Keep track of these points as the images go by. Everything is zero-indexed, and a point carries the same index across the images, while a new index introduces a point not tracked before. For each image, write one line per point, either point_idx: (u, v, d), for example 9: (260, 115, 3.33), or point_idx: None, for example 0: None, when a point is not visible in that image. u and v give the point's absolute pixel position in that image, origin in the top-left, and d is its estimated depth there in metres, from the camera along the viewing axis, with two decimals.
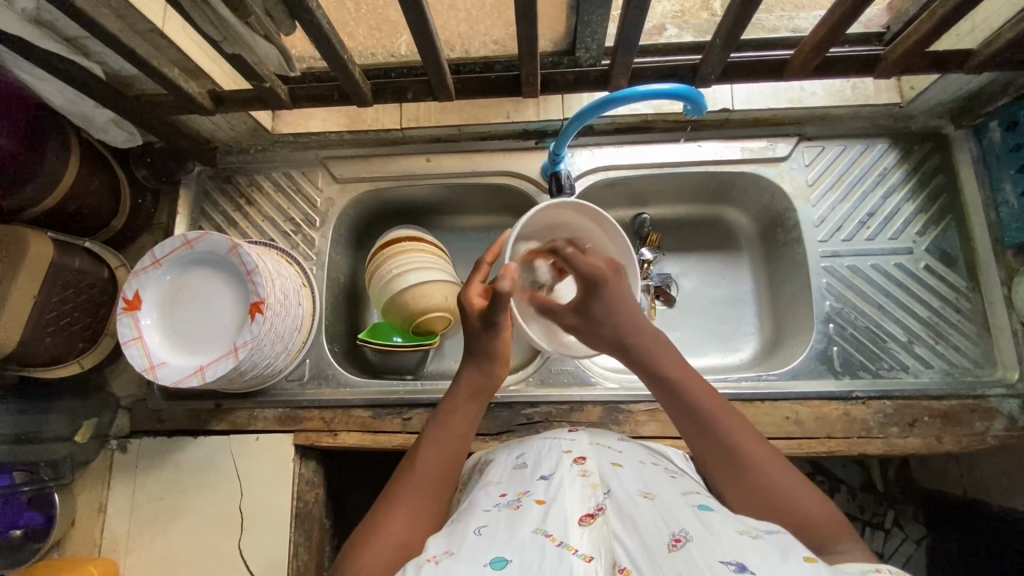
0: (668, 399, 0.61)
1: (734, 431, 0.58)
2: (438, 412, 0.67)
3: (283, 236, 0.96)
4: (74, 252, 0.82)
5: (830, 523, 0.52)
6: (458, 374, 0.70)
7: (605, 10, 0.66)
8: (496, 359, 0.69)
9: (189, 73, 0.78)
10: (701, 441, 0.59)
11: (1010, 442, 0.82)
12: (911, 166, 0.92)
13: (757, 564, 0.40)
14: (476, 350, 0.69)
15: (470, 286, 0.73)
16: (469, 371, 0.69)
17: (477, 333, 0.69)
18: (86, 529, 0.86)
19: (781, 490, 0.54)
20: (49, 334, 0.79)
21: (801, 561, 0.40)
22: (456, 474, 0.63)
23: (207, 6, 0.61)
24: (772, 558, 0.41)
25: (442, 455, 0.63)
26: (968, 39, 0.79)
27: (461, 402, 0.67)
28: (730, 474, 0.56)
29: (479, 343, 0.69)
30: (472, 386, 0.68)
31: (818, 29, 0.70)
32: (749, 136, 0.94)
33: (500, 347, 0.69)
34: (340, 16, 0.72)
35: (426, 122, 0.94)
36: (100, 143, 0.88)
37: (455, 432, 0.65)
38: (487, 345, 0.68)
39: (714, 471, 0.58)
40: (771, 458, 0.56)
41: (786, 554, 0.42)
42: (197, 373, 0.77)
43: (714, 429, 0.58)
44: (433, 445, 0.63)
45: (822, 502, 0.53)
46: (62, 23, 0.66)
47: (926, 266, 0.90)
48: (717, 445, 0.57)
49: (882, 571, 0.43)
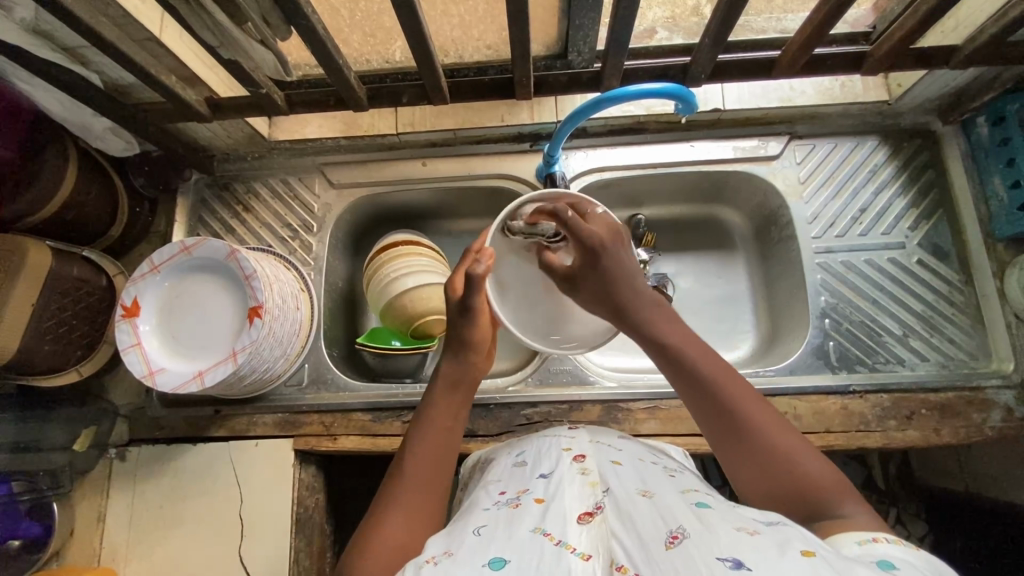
0: (674, 375, 0.62)
1: (742, 404, 0.58)
2: (420, 408, 0.67)
3: (281, 242, 0.96)
4: (73, 260, 0.82)
5: (835, 493, 0.52)
6: (438, 368, 0.70)
7: (596, 13, 0.67)
8: (471, 348, 0.71)
9: (186, 80, 0.78)
10: (706, 413, 0.59)
11: (1009, 434, 0.82)
12: (900, 162, 0.93)
13: (754, 560, 0.40)
14: (454, 339, 0.71)
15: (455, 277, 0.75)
16: (449, 363, 0.70)
17: (454, 322, 0.71)
18: (84, 539, 0.86)
19: (785, 461, 0.54)
20: (48, 341, 0.79)
21: (797, 555, 0.40)
22: (449, 475, 0.63)
23: (205, 12, 0.62)
24: (770, 553, 0.41)
25: (433, 455, 0.63)
26: (953, 36, 0.80)
27: (446, 400, 0.68)
28: (744, 453, 0.56)
29: (457, 333, 0.71)
30: (451, 377, 0.69)
31: (804, 28, 0.71)
32: (740, 136, 0.95)
33: (477, 337, 0.71)
34: (335, 23, 0.73)
35: (421, 127, 0.95)
36: (99, 152, 0.89)
37: (439, 425, 0.65)
38: (462, 333, 0.70)
39: (729, 455, 0.57)
40: (777, 425, 0.57)
41: (783, 548, 0.41)
42: (197, 378, 0.78)
43: (722, 399, 0.58)
44: (424, 446, 0.63)
45: (827, 469, 0.53)
46: (61, 33, 0.67)
47: (919, 260, 0.90)
48: (723, 412, 0.58)
49: (881, 541, 0.45)
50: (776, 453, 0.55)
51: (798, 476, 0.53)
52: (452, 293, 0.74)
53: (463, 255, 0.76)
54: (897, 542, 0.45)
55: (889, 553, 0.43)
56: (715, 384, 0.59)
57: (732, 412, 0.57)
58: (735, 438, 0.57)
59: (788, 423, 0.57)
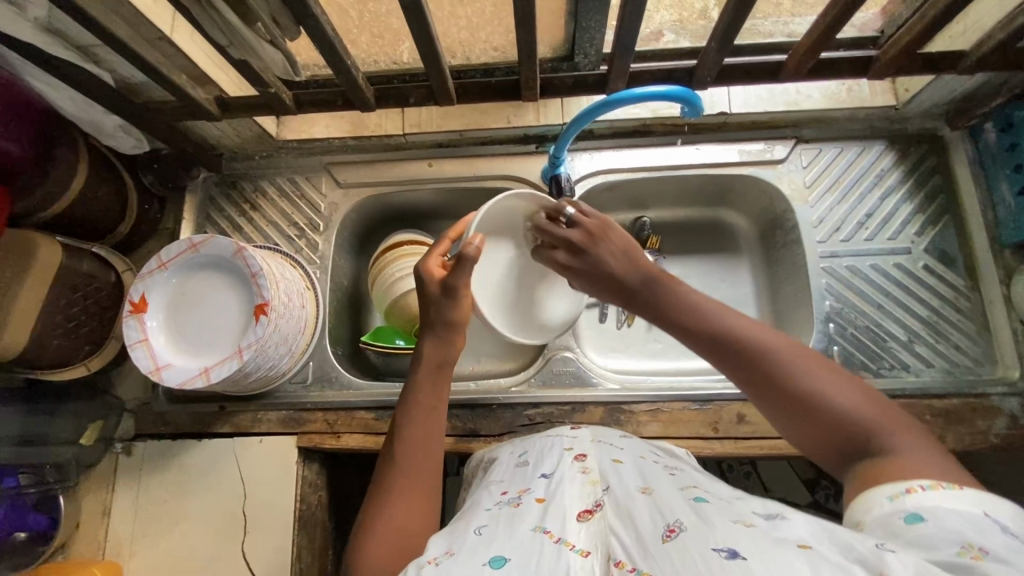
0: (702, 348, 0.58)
1: (778, 358, 0.53)
2: (404, 395, 0.66)
3: (287, 240, 0.97)
4: (82, 255, 0.83)
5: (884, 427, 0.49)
6: (420, 351, 0.67)
7: (603, 16, 0.68)
8: (456, 329, 0.68)
9: (196, 79, 0.79)
10: (744, 379, 0.55)
11: (1013, 441, 0.81)
12: (908, 167, 0.93)
13: (750, 550, 0.39)
14: (437, 320, 0.67)
15: (431, 257, 0.71)
16: (431, 344, 0.67)
17: (434, 302, 0.68)
18: (90, 532, 0.86)
19: (832, 413, 0.50)
20: (57, 336, 0.80)
21: (794, 549, 0.39)
22: (439, 452, 0.63)
23: (216, 12, 0.62)
24: (764, 545, 0.40)
25: (423, 445, 0.62)
26: (960, 41, 0.81)
27: (432, 382, 0.66)
28: (795, 417, 0.52)
29: (437, 311, 0.67)
30: (435, 361, 0.67)
31: (810, 32, 0.71)
32: (747, 140, 0.95)
33: (458, 317, 0.67)
34: (343, 23, 0.74)
35: (428, 127, 0.96)
36: (109, 149, 0.90)
37: (426, 411, 0.64)
38: (445, 314, 0.67)
39: (779, 420, 0.54)
40: (811, 368, 0.53)
41: (780, 542, 0.40)
42: (202, 374, 0.78)
43: (754, 364, 0.54)
44: (414, 428, 0.63)
45: (872, 404, 0.50)
46: (73, 31, 0.67)
47: (925, 265, 0.90)
48: (761, 380, 0.54)
49: (913, 491, 0.43)
50: (826, 402, 0.51)
51: (850, 423, 0.49)
52: (428, 276, 0.69)
53: (436, 240, 0.74)
54: (934, 488, 0.43)
55: (923, 505, 0.42)
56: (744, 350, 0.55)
57: (768, 375, 0.53)
58: (794, 405, 0.52)
59: (814, 353, 0.54)
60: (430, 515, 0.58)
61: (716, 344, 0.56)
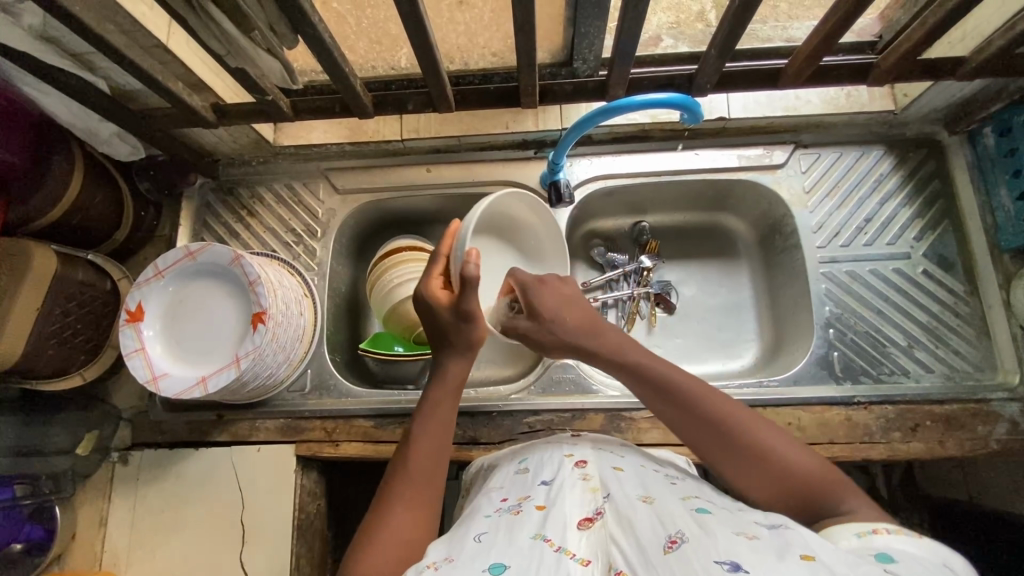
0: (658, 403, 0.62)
1: (722, 413, 0.59)
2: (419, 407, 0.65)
3: (284, 247, 0.97)
4: (77, 263, 0.83)
5: (823, 480, 0.54)
6: (442, 369, 0.67)
7: (602, 20, 0.67)
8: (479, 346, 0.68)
9: (191, 86, 0.79)
10: (693, 432, 0.60)
11: (1012, 446, 0.81)
12: (907, 172, 0.93)
13: (753, 563, 0.39)
14: (460, 341, 0.67)
15: (429, 281, 0.69)
16: (456, 364, 0.67)
17: (452, 324, 0.67)
18: (86, 543, 0.86)
19: (775, 465, 0.56)
20: (53, 346, 0.79)
21: (796, 561, 0.39)
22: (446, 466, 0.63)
23: (213, 21, 0.62)
24: (767, 556, 0.40)
25: (430, 457, 0.62)
26: (959, 47, 0.80)
27: (444, 404, 0.65)
28: (739, 467, 0.57)
29: (458, 334, 0.67)
30: (458, 378, 0.67)
31: (811, 39, 0.70)
32: (746, 144, 0.95)
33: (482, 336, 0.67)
34: (341, 29, 0.73)
35: (426, 133, 0.95)
36: (104, 156, 0.89)
37: (436, 425, 0.63)
38: (470, 334, 0.67)
39: (725, 469, 0.58)
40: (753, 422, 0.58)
41: (782, 554, 0.40)
42: (200, 384, 0.77)
43: (699, 414, 0.59)
44: (421, 442, 0.62)
45: (812, 458, 0.56)
46: (69, 40, 0.67)
47: (925, 271, 0.90)
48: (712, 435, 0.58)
49: (879, 532, 0.45)
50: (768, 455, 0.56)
51: (791, 473, 0.55)
52: (434, 300, 0.68)
53: (431, 258, 0.71)
54: (897, 532, 0.45)
55: (888, 544, 0.44)
56: (693, 404, 0.60)
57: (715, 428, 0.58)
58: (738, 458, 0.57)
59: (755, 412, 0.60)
60: (429, 527, 0.57)
61: (671, 400, 0.61)
